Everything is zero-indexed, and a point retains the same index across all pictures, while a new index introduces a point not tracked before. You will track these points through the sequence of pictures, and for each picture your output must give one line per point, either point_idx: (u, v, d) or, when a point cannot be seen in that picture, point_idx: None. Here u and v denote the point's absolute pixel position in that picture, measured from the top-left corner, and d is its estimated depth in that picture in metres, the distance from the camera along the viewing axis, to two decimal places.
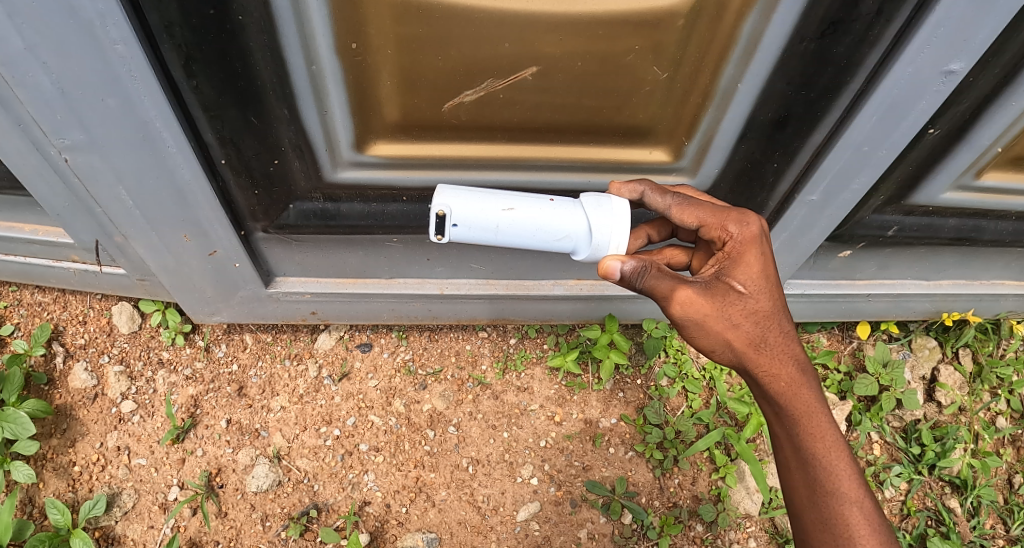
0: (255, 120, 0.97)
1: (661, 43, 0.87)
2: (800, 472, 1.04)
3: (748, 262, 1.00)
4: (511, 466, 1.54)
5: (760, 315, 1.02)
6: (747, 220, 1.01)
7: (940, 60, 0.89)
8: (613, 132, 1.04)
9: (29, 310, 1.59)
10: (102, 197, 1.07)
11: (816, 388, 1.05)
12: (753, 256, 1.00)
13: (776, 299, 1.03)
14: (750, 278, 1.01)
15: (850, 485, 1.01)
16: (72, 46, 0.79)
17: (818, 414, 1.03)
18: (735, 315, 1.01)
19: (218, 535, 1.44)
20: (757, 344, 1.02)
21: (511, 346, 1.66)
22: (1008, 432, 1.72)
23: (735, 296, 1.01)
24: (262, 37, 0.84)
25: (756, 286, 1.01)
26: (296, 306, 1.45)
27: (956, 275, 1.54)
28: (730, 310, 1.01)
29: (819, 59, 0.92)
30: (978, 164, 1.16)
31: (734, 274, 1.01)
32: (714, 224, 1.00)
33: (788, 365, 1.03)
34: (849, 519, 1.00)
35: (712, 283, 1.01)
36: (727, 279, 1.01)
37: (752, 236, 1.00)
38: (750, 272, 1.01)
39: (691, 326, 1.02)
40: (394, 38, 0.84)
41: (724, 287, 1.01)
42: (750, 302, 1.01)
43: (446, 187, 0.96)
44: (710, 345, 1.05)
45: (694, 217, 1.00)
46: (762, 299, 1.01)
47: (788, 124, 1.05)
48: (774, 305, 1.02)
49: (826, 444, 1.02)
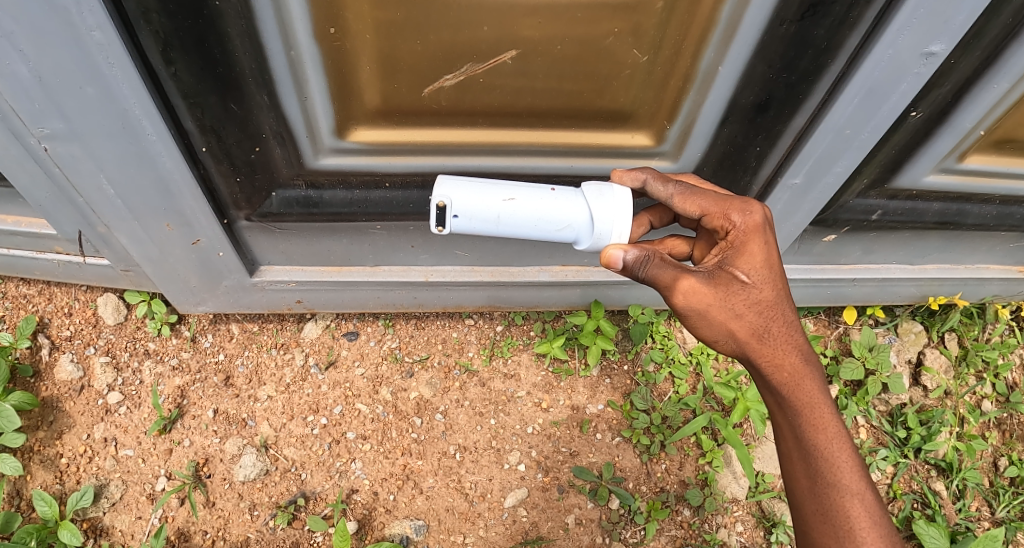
0: (235, 108, 0.96)
1: (640, 26, 0.87)
2: (801, 464, 1.04)
3: (751, 252, 1.00)
4: (498, 452, 1.55)
5: (764, 305, 1.01)
6: (750, 208, 1.00)
7: (919, 43, 0.90)
8: (594, 116, 1.04)
9: (14, 303, 1.58)
10: (83, 186, 1.07)
11: (819, 379, 1.05)
12: (757, 245, 1.00)
13: (780, 290, 1.02)
14: (754, 267, 1.00)
15: (852, 478, 1.00)
16: (49, 33, 0.78)
17: (821, 404, 1.02)
18: (739, 305, 1.01)
19: (206, 524, 1.44)
20: (759, 334, 1.03)
21: (497, 333, 1.66)
22: (994, 416, 1.73)
23: (739, 285, 1.00)
24: (240, 23, 0.83)
25: (760, 276, 1.01)
26: (281, 295, 1.45)
27: (941, 259, 1.55)
28: (733, 300, 1.01)
29: (799, 43, 0.92)
30: (961, 148, 1.16)
31: (737, 263, 1.00)
32: (717, 213, 1.00)
33: (791, 355, 1.03)
34: (850, 511, 0.99)
35: (715, 273, 1.01)
36: (731, 268, 1.01)
37: (755, 225, 1.00)
38: (754, 262, 1.00)
39: (693, 317, 1.03)
40: (371, 22, 0.84)
41: (728, 276, 1.00)
42: (754, 293, 1.01)
43: (447, 178, 0.96)
44: (713, 335, 1.06)
45: (697, 206, 1.00)
46: (766, 289, 1.01)
47: (770, 107, 1.05)
48: (778, 295, 1.02)
49: (828, 435, 1.01)
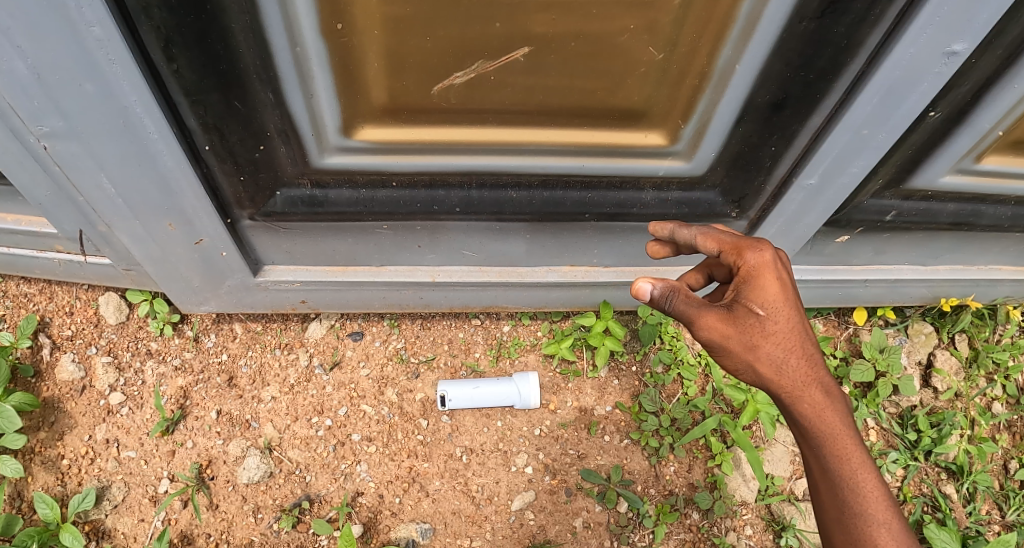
0: (238, 105, 0.94)
1: (656, 22, 0.84)
2: (829, 494, 1.03)
3: (764, 285, 0.98)
4: (505, 455, 1.53)
5: (782, 337, 0.98)
6: (761, 245, 1.00)
7: (941, 41, 0.87)
8: (607, 115, 1.01)
9: (14, 302, 1.56)
10: (84, 185, 1.05)
11: (841, 409, 1.03)
12: (770, 279, 0.98)
13: (797, 321, 0.99)
14: (768, 301, 0.98)
15: (879, 507, 0.99)
16: (47, 29, 0.76)
17: (845, 436, 1.01)
18: (755, 338, 0.98)
19: (209, 527, 1.43)
20: (779, 367, 1.00)
21: (504, 333, 1.64)
22: (1004, 418, 1.72)
23: (755, 319, 0.98)
24: (244, 18, 0.80)
25: (776, 308, 0.98)
26: (285, 295, 1.43)
27: (954, 260, 1.53)
28: (750, 333, 0.98)
29: (819, 40, 0.90)
30: (979, 148, 1.14)
31: (751, 298, 0.98)
32: (732, 249, 1.01)
33: (814, 388, 1.01)
34: (879, 541, 0.98)
35: (734, 307, 0.98)
36: (747, 302, 0.98)
37: (766, 261, 0.98)
38: (769, 295, 0.98)
39: (716, 351, 1.01)
40: (379, 18, 0.81)
41: (745, 311, 0.97)
42: (770, 325, 0.98)
43: None
44: (734, 368, 1.04)
45: (715, 243, 1.03)
46: (782, 321, 0.98)
47: (786, 106, 1.02)
48: (795, 326, 0.99)
49: (854, 466, 1.00)
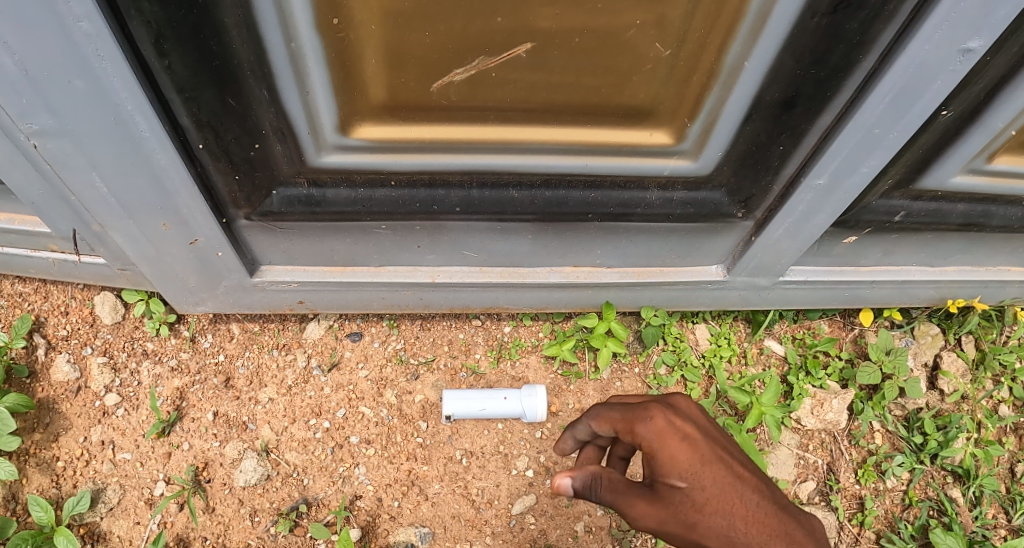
0: (233, 102, 0.91)
1: (664, 17, 0.81)
2: None
3: (674, 452, 0.94)
4: (506, 458, 1.51)
5: (715, 504, 0.91)
6: (655, 413, 0.99)
7: (957, 38, 0.84)
8: (612, 113, 0.99)
9: (8, 301, 1.54)
10: (76, 184, 1.02)
11: None
12: (674, 446, 0.95)
13: (726, 481, 0.93)
14: (680, 471, 0.93)
15: None
16: (34, 24, 0.73)
17: None
18: (689, 513, 0.92)
19: (206, 531, 1.41)
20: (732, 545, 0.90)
21: (505, 334, 1.62)
22: (1011, 421, 1.70)
23: (673, 493, 0.93)
24: (237, 13, 0.78)
25: (693, 474, 0.93)
26: (283, 295, 1.41)
27: (963, 261, 1.50)
28: (682, 509, 0.92)
29: (831, 37, 0.87)
30: (992, 148, 1.11)
31: (667, 470, 0.94)
32: (626, 429, 1.02)
33: None
34: None
35: (654, 486, 0.95)
36: (663, 475, 0.94)
37: (661, 427, 0.97)
38: (680, 465, 0.94)
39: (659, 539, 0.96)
40: (377, 13, 0.78)
41: (664, 485, 0.94)
42: (696, 495, 0.91)
43: None
44: None
45: (610, 422, 1.05)
46: (706, 488, 0.91)
47: (796, 104, 0.99)
48: (721, 487, 0.92)
49: None
